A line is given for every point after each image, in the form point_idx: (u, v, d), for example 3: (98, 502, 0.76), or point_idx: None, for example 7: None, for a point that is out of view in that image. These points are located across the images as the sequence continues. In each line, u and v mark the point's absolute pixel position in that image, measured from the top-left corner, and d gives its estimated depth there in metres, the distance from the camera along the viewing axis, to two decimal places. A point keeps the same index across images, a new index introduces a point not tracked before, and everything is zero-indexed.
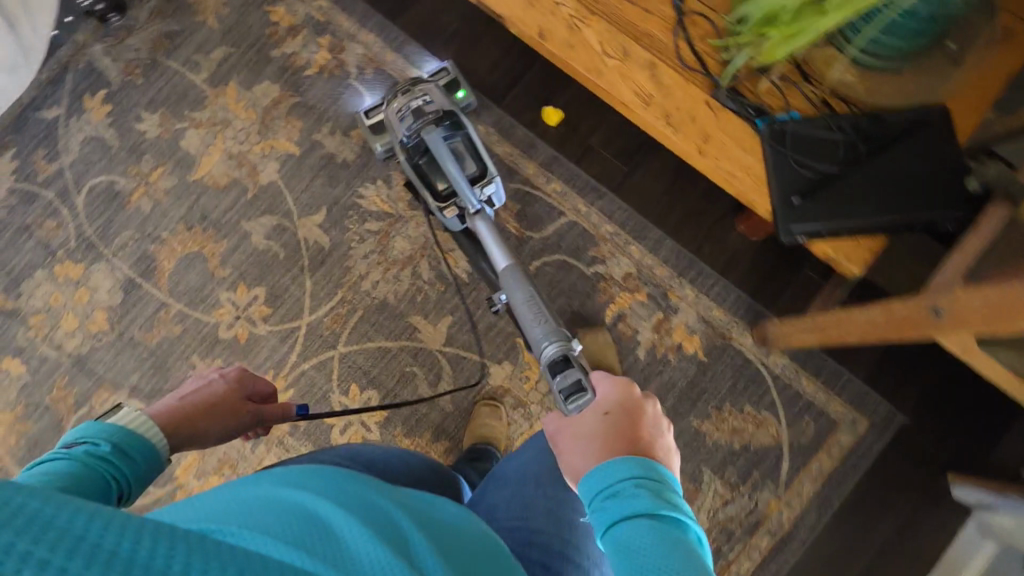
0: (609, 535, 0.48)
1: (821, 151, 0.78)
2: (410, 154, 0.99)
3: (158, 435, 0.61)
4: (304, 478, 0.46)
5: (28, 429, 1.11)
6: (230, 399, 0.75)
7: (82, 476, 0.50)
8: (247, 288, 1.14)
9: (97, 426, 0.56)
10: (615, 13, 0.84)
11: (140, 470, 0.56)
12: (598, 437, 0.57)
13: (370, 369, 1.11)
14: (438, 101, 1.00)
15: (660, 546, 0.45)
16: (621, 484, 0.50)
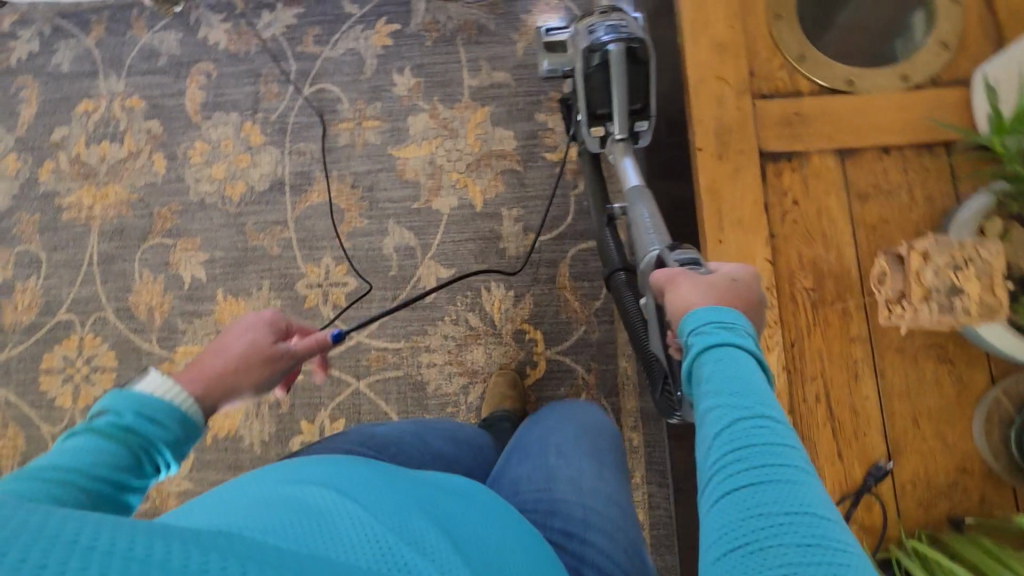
0: (704, 367, 0.49)
1: None
2: (588, 64, 0.94)
3: (195, 407, 0.58)
4: (315, 478, 0.48)
5: (127, 217, 1.22)
6: (267, 352, 0.69)
7: (111, 453, 0.50)
8: (346, 271, 1.17)
9: (123, 394, 0.54)
10: (809, 428, 0.74)
11: (179, 438, 0.55)
12: (712, 289, 0.59)
13: (362, 421, 1.10)
14: (633, 29, 0.95)
15: (740, 379, 0.46)
16: (716, 326, 0.51)
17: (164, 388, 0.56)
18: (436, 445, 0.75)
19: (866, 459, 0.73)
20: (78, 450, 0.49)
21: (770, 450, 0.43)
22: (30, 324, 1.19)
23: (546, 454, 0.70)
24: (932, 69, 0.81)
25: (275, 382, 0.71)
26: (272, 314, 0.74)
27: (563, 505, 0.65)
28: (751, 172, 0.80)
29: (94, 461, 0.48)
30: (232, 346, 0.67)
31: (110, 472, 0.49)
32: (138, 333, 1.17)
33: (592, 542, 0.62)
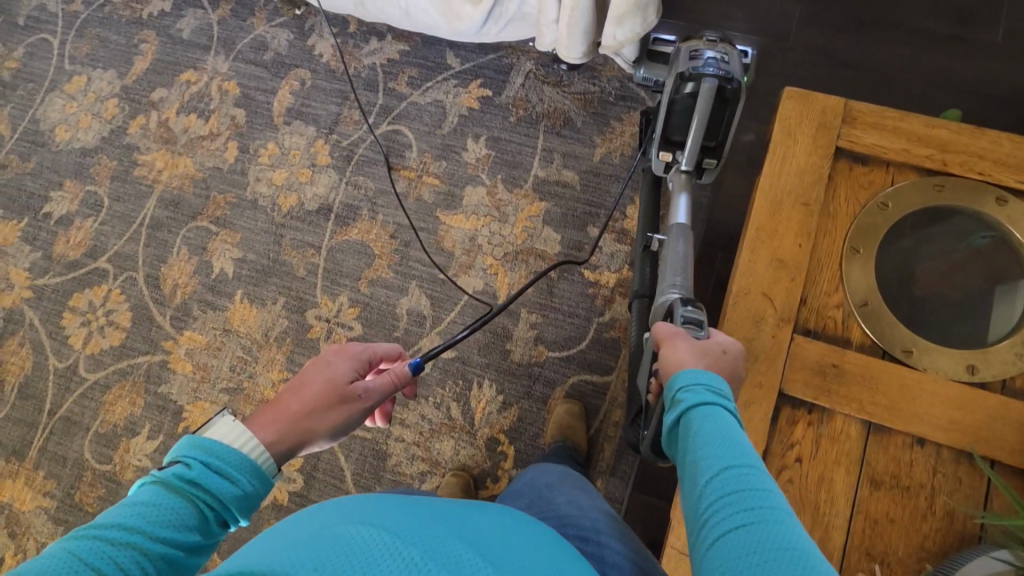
0: (692, 425, 0.54)
1: None
2: (676, 90, 0.91)
3: (269, 460, 0.56)
4: (343, 515, 0.51)
5: (187, 192, 1.29)
6: (345, 393, 0.69)
7: (172, 512, 0.48)
8: (356, 316, 1.18)
9: (198, 442, 0.52)
10: None
11: (250, 495, 0.53)
12: (704, 354, 0.64)
13: (317, 467, 1.11)
14: (733, 66, 0.89)
15: (719, 435, 0.52)
16: (700, 385, 0.57)
17: (239, 439, 0.54)
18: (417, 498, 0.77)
19: None
20: (150, 503, 0.48)
21: (754, 494, 0.48)
22: (74, 261, 1.28)
23: (540, 492, 0.76)
24: (1007, 371, 0.71)
25: (357, 425, 0.70)
26: (351, 347, 0.74)
27: (571, 520, 0.70)
28: (761, 411, 0.73)
29: (162, 519, 0.47)
30: (314, 384, 0.67)
31: (177, 532, 0.48)
32: (158, 305, 1.24)
33: (608, 544, 0.67)
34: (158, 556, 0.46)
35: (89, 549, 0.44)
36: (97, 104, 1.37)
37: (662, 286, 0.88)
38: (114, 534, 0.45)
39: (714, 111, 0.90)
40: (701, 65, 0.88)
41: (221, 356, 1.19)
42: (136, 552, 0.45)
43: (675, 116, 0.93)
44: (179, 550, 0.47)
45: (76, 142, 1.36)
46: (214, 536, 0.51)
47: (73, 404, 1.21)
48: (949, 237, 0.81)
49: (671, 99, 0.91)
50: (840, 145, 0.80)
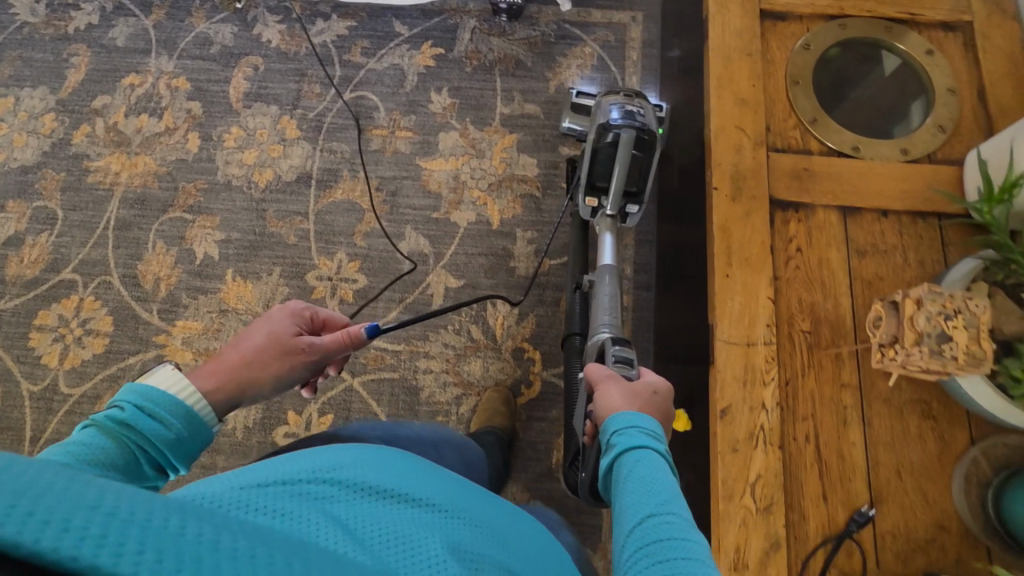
0: (622, 469, 0.58)
1: None
2: (597, 139, 0.98)
3: (204, 406, 0.59)
4: (330, 467, 0.50)
5: (152, 188, 1.25)
6: (288, 349, 0.71)
7: (103, 451, 0.51)
8: (358, 268, 1.19)
9: (139, 389, 0.55)
10: (798, 465, 0.75)
11: (182, 437, 0.56)
12: (636, 394, 0.71)
13: (350, 419, 1.10)
14: (648, 119, 1.00)
15: (646, 480, 0.56)
16: (635, 429, 0.61)
17: (174, 387, 0.57)
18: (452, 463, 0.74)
19: (850, 504, 0.74)
20: (82, 444, 0.51)
21: (676, 543, 0.50)
22: (32, 280, 1.19)
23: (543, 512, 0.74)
24: (929, 147, 0.88)
25: (301, 379, 0.73)
26: (294, 305, 0.76)
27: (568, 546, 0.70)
28: (760, 217, 0.85)
29: (93, 454, 0.50)
30: (256, 339, 0.69)
31: (105, 467, 0.50)
32: (140, 302, 1.17)
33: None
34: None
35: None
36: (31, 121, 1.31)
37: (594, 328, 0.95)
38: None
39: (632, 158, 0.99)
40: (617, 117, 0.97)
41: (223, 337, 1.15)
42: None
43: (598, 163, 1.00)
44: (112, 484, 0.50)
45: (13, 162, 1.28)
46: (146, 477, 0.54)
47: (59, 425, 1.10)
48: (857, 70, 1.00)
49: (594, 147, 0.99)
50: (763, 8, 0.97)
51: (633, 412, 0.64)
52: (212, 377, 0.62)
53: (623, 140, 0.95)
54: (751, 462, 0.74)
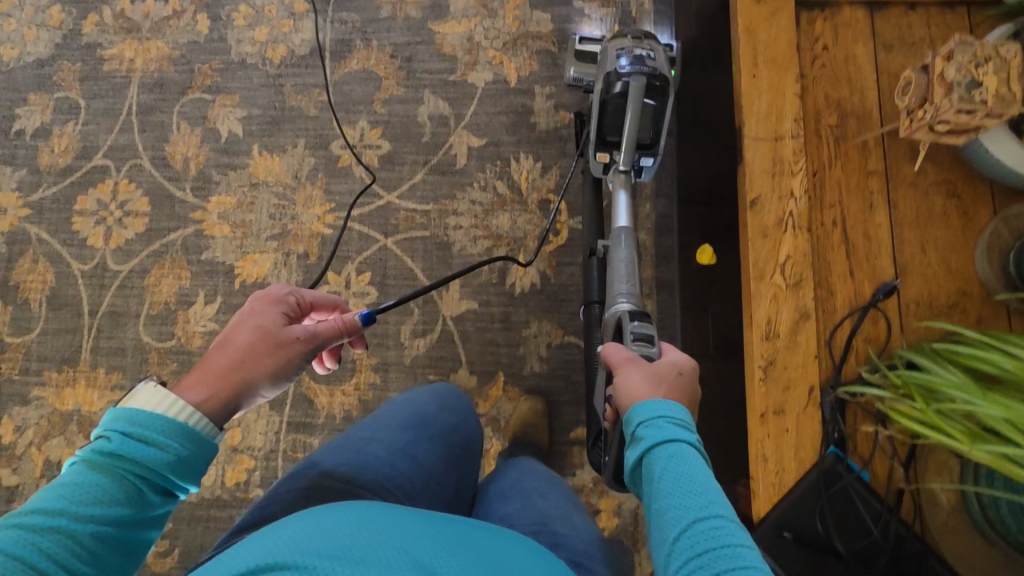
0: (654, 467, 0.53)
1: (851, 524, 0.71)
2: (606, 92, 0.93)
3: (202, 421, 0.55)
4: (311, 531, 0.44)
5: (168, 72, 1.26)
6: (277, 342, 0.67)
7: (95, 495, 0.48)
8: (380, 135, 1.20)
9: (120, 414, 0.52)
10: (825, 247, 0.79)
11: (181, 459, 0.52)
12: (655, 375, 0.64)
13: (387, 275, 1.15)
14: (659, 62, 0.94)
15: (682, 483, 0.51)
16: (661, 420, 0.56)
17: (161, 405, 0.53)
18: (423, 464, 0.70)
19: (875, 279, 0.78)
20: (71, 484, 0.48)
21: (725, 554, 0.47)
22: (66, 168, 1.23)
23: (531, 497, 0.73)
24: None
25: (303, 365, 0.69)
26: (277, 292, 0.72)
27: (565, 539, 0.67)
28: (786, 16, 0.84)
29: (84, 498, 0.48)
30: (244, 333, 0.65)
31: (101, 509, 0.48)
32: (173, 182, 1.21)
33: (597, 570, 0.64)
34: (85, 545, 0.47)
35: (9, 540, 0.45)
36: (38, 14, 1.30)
37: (611, 296, 0.91)
38: (35, 521, 0.46)
39: (646, 108, 0.93)
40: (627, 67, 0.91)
41: (257, 209, 1.19)
42: (60, 538, 0.46)
43: (608, 116, 0.95)
44: (113, 526, 0.48)
45: (28, 56, 1.28)
46: (156, 505, 0.52)
47: (114, 298, 1.16)
48: None
49: (603, 99, 0.94)
50: None
51: (658, 399, 0.59)
52: (205, 391, 0.57)
53: (632, 89, 0.90)
54: (780, 245, 0.78)
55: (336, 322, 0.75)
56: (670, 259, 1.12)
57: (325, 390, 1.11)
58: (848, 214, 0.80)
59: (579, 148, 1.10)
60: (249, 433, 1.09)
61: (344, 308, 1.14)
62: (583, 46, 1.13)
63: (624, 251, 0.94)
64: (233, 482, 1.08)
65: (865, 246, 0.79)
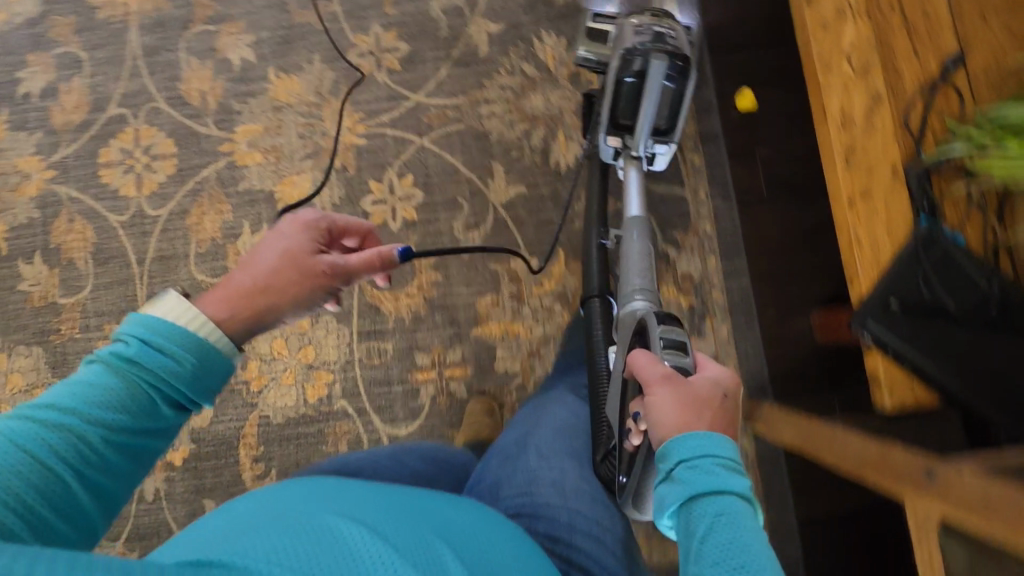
0: (696, 527, 0.49)
1: (958, 286, 0.71)
2: (625, 67, 0.89)
3: (217, 333, 0.55)
4: (310, 498, 0.52)
5: (165, 10, 1.21)
6: (309, 267, 0.68)
7: (108, 395, 0.50)
8: (397, 37, 1.18)
9: (143, 320, 0.53)
10: (886, 30, 0.78)
11: (193, 372, 0.53)
12: (697, 401, 0.58)
13: (430, 175, 1.14)
14: (681, 40, 0.89)
15: (727, 531, 0.48)
16: (704, 459, 0.52)
17: (182, 318, 0.54)
18: (412, 465, 0.76)
19: (941, 53, 0.77)
20: (86, 383, 0.50)
21: None
22: (82, 124, 1.19)
23: (527, 464, 0.74)
24: None
25: (324, 300, 0.70)
26: (309, 217, 0.72)
27: (548, 511, 0.69)
28: None
29: (95, 400, 0.49)
30: (269, 259, 0.66)
31: (110, 412, 0.49)
32: (194, 119, 1.18)
33: (580, 546, 0.67)
34: (94, 443, 0.48)
35: (24, 431, 0.46)
36: None
37: (625, 288, 0.88)
38: (51, 415, 0.48)
39: (665, 87, 0.90)
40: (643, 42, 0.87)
41: (286, 132, 1.16)
42: (71, 434, 0.47)
43: (623, 98, 0.91)
44: (123, 431, 0.50)
45: (16, 18, 1.23)
46: (166, 417, 0.53)
47: (159, 242, 1.15)
48: None
49: (618, 79, 0.90)
50: None
51: (709, 432, 0.54)
52: (225, 305, 0.58)
53: (653, 67, 0.86)
54: (843, 37, 0.79)
55: (375, 255, 0.73)
56: (709, 112, 1.13)
57: (389, 295, 1.11)
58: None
59: (589, 133, 1.06)
60: (322, 348, 1.10)
61: (393, 214, 1.13)
62: (594, 24, 1.04)
63: (636, 241, 0.92)
64: (315, 398, 1.08)
65: (928, 23, 0.78)
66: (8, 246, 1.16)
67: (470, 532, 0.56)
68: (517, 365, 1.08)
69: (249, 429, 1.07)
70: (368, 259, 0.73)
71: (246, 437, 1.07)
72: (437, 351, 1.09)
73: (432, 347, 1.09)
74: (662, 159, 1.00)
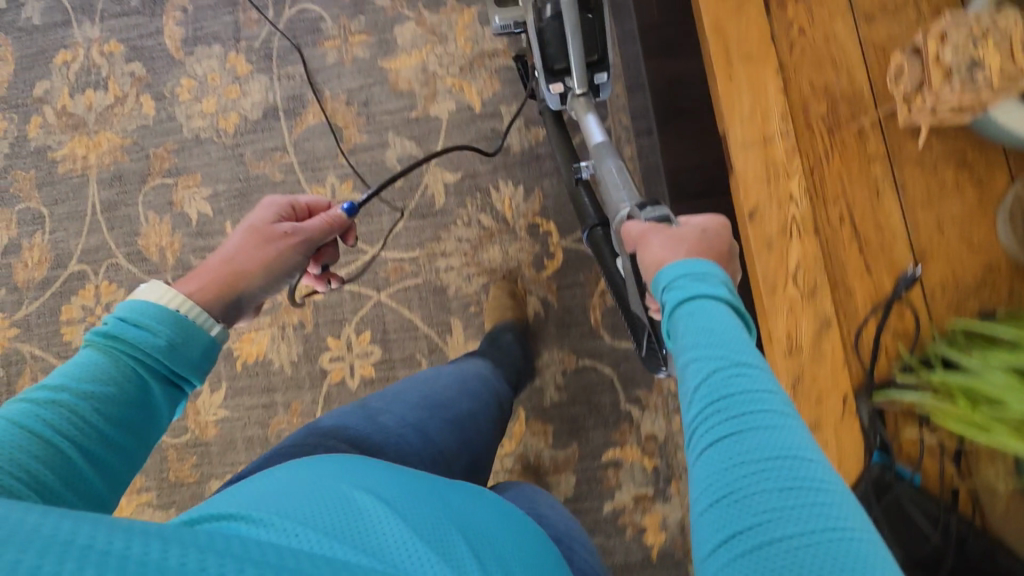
0: (679, 322, 0.49)
1: (912, 529, 0.70)
2: (541, 19, 0.91)
3: (204, 318, 0.59)
4: (322, 473, 0.50)
5: (123, 162, 1.21)
6: (272, 234, 0.79)
7: (98, 370, 0.51)
8: (353, 187, 1.16)
9: (127, 305, 0.55)
10: (835, 243, 0.75)
11: (176, 344, 0.55)
12: (685, 242, 0.60)
13: (388, 331, 1.11)
14: None
15: (716, 324, 0.47)
16: (685, 280, 0.52)
17: (162, 297, 0.56)
18: (418, 400, 0.75)
19: (897, 267, 0.74)
20: (80, 365, 0.52)
21: (753, 398, 0.42)
22: (43, 280, 1.19)
23: (537, 493, 0.73)
24: None
25: (296, 264, 0.81)
26: (274, 201, 0.85)
27: (550, 518, 0.68)
28: (755, 8, 0.80)
29: (85, 374, 0.51)
30: (236, 239, 0.77)
31: (98, 383, 0.51)
32: (152, 275, 1.17)
33: (579, 550, 0.65)
34: (91, 420, 0.50)
35: (18, 411, 0.47)
36: None
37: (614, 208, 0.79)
38: (43, 395, 0.49)
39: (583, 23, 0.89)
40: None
41: None
42: (66, 410, 0.49)
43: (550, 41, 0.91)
44: (116, 402, 0.51)
45: None
46: (158, 388, 0.55)
47: None
48: None
49: (538, 28, 0.92)
50: None
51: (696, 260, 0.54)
52: (201, 284, 0.68)
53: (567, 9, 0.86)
54: (787, 254, 0.74)
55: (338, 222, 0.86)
56: None
57: None
58: (853, 209, 0.75)
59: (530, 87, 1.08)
60: None
61: (351, 372, 1.11)
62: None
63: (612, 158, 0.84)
64: None
65: (878, 236, 0.75)
66: None
67: (473, 504, 0.55)
68: None
69: None
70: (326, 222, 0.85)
71: None
72: None
73: None
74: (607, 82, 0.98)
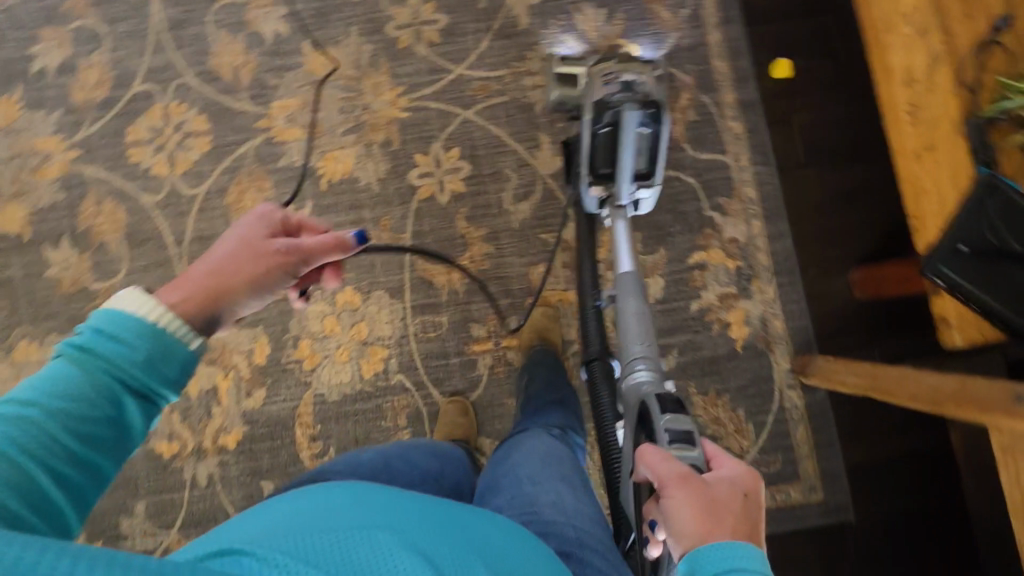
0: None
1: (1021, 225, 0.76)
2: (598, 118, 0.85)
3: (183, 329, 0.50)
4: (327, 514, 0.45)
5: None
6: (261, 252, 0.62)
7: (64, 382, 0.45)
8: (435, 9, 1.16)
9: (102, 312, 0.48)
10: None
11: (155, 362, 0.48)
12: (720, 509, 0.52)
13: (476, 148, 1.13)
14: (650, 87, 0.86)
15: None
16: (733, 562, 0.48)
17: (138, 304, 0.48)
18: (421, 464, 0.69)
19: (992, 14, 0.82)
20: (49, 377, 0.45)
21: None
22: (105, 100, 1.13)
23: (521, 485, 0.66)
24: None
25: (283, 286, 0.64)
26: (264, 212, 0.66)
27: (554, 527, 0.62)
28: None
29: (53, 390, 0.44)
30: (222, 249, 0.61)
31: (70, 403, 0.44)
32: (227, 94, 1.14)
33: (590, 560, 0.61)
34: (60, 444, 0.43)
35: None
36: None
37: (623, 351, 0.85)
38: (12, 411, 0.43)
39: (643, 140, 0.87)
40: (614, 94, 0.84)
41: (325, 107, 1.14)
42: (30, 425, 0.42)
43: (599, 152, 0.89)
44: (81, 420, 0.44)
45: None
46: (132, 408, 0.47)
47: (197, 222, 1.11)
48: None
49: (593, 131, 0.86)
50: None
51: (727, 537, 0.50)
52: (182, 293, 0.54)
53: (626, 118, 0.83)
54: None
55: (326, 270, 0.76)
56: (747, 81, 1.15)
57: (441, 269, 1.11)
58: None
59: (573, 177, 1.02)
60: (376, 323, 1.10)
61: (441, 188, 1.12)
62: (564, 68, 1.08)
63: (634, 302, 0.89)
64: (371, 373, 1.09)
65: None
66: (32, 231, 1.10)
67: (487, 529, 0.51)
68: (572, 333, 1.10)
69: (305, 408, 1.08)
70: (328, 242, 0.67)
71: (302, 416, 1.08)
72: (491, 322, 1.10)
73: (487, 319, 1.10)
74: (647, 200, 0.96)
